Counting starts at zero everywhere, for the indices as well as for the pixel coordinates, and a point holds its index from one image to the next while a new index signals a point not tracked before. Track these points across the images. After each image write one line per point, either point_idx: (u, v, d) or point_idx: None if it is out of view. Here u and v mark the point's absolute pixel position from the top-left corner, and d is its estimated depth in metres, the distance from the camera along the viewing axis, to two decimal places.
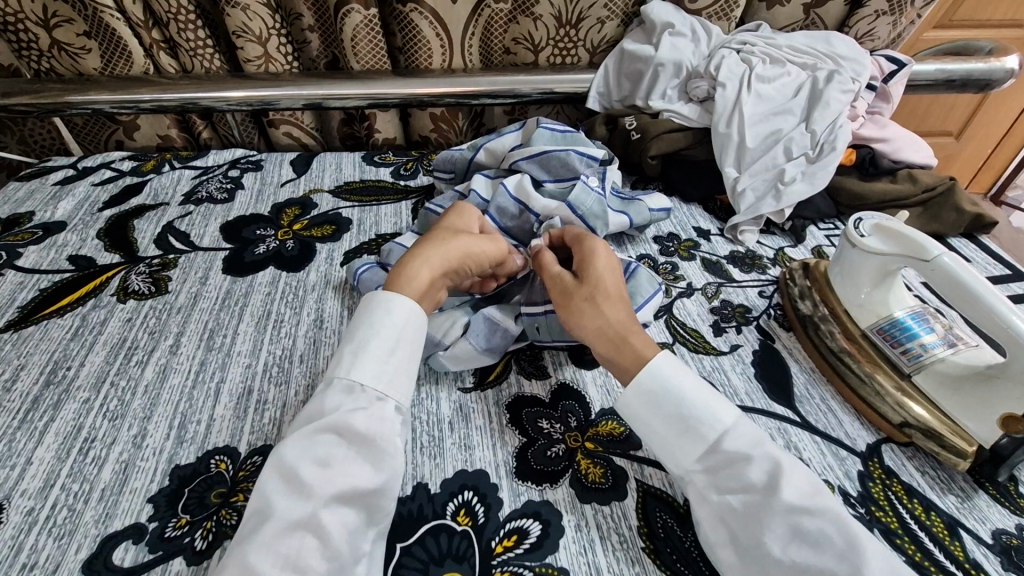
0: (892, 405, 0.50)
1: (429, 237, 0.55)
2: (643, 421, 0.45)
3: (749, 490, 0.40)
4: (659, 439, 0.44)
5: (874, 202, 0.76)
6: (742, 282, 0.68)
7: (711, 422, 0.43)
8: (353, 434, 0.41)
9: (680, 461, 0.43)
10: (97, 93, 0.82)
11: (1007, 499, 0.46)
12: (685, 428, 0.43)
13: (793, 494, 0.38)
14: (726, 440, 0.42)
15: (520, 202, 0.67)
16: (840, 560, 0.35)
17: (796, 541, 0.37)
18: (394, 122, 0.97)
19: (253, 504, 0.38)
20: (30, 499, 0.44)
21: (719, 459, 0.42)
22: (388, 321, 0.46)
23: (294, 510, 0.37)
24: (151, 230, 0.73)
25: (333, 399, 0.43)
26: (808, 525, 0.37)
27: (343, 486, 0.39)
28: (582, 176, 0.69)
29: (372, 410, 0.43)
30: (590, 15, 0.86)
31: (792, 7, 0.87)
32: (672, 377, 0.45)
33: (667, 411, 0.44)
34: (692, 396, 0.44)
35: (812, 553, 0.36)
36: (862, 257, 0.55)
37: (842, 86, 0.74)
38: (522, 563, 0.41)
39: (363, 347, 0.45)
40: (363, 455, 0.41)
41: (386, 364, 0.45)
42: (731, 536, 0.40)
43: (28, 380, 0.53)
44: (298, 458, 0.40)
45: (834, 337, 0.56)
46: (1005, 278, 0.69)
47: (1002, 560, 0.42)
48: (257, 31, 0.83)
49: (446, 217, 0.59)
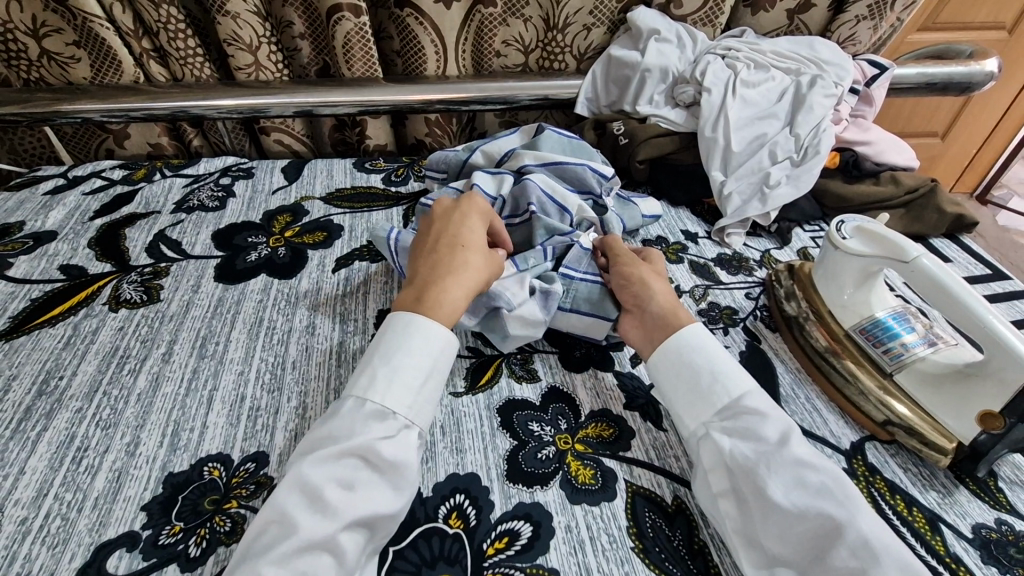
0: (876, 403, 0.51)
1: (461, 255, 0.54)
2: (668, 375, 0.49)
3: (760, 441, 0.43)
4: (681, 396, 0.48)
5: (858, 205, 0.77)
6: (729, 283, 0.69)
7: (732, 383, 0.47)
8: (378, 459, 0.42)
9: (698, 415, 0.47)
10: (87, 102, 0.82)
11: (986, 493, 0.48)
12: (708, 388, 0.47)
13: (802, 451, 0.42)
14: (746, 398, 0.46)
15: (556, 201, 0.67)
16: (839, 506, 0.38)
17: (798, 487, 0.40)
18: (385, 129, 0.98)
19: (271, 516, 0.38)
20: (24, 509, 0.44)
21: (736, 412, 0.45)
22: (426, 352, 0.47)
23: (315, 531, 0.38)
24: (143, 238, 0.73)
25: (363, 421, 0.43)
26: (812, 476, 0.40)
27: (367, 511, 0.39)
28: (599, 197, 0.71)
29: (399, 438, 0.44)
30: (576, 21, 0.88)
31: (776, 13, 0.88)
32: (704, 344, 0.49)
33: (698, 365, 0.48)
34: (722, 359, 0.48)
35: (812, 498, 0.39)
36: (845, 258, 0.57)
37: (825, 90, 0.76)
38: (512, 564, 0.42)
39: (398, 373, 0.46)
40: (386, 482, 0.42)
41: (418, 395, 0.46)
42: (733, 484, 0.43)
43: (19, 389, 0.53)
44: (320, 478, 0.40)
45: (817, 336, 0.57)
46: (986, 278, 0.71)
47: (981, 554, 0.43)
48: (248, 39, 0.84)
49: (465, 224, 0.58)
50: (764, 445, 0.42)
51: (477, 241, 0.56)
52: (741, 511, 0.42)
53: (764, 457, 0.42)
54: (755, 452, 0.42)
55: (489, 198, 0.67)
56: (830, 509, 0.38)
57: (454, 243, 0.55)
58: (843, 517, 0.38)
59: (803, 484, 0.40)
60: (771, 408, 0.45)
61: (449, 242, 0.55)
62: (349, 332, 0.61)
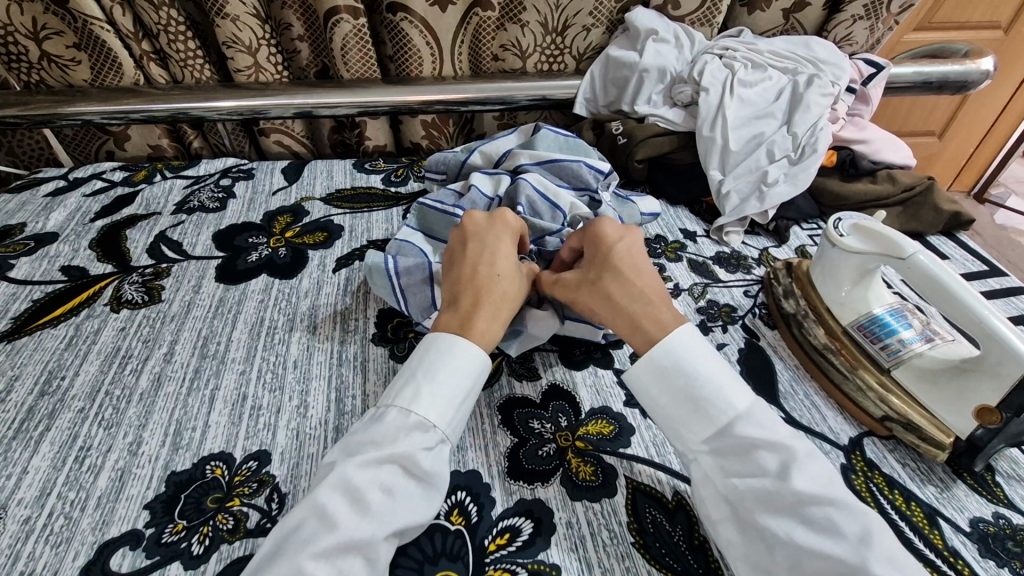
0: (875, 399, 0.52)
1: (500, 279, 0.53)
2: (657, 400, 0.47)
3: (762, 475, 0.41)
4: (673, 417, 0.46)
5: (855, 203, 0.78)
6: (727, 282, 0.69)
7: (726, 401, 0.44)
8: (418, 470, 0.41)
9: (695, 436, 0.45)
10: (88, 104, 0.82)
11: (983, 488, 0.48)
12: (702, 408, 0.44)
13: (805, 483, 0.39)
14: (739, 425, 0.43)
15: (547, 199, 0.67)
16: (846, 545, 0.36)
17: (802, 522, 0.38)
18: (384, 130, 0.98)
19: (304, 512, 0.39)
20: (27, 508, 0.45)
21: (730, 443, 0.43)
22: (471, 367, 0.47)
23: (357, 529, 0.38)
24: (143, 239, 0.74)
25: (404, 430, 0.43)
26: (816, 513, 0.38)
27: (403, 519, 0.40)
28: (595, 191, 0.71)
29: (436, 450, 0.43)
30: (575, 22, 0.88)
31: (772, 13, 0.89)
32: (685, 358, 0.46)
33: (679, 388, 0.46)
34: (709, 375, 0.45)
35: (815, 535, 0.37)
36: (842, 255, 0.57)
37: (822, 89, 0.76)
38: (514, 560, 0.42)
39: (443, 389, 0.45)
40: (422, 490, 0.42)
41: (457, 410, 0.46)
42: (731, 508, 0.42)
43: (22, 390, 0.54)
44: (364, 481, 0.40)
45: (816, 333, 0.58)
46: (983, 274, 0.71)
47: (979, 547, 0.44)
48: (247, 41, 0.84)
49: (502, 246, 0.55)
50: (766, 478, 0.40)
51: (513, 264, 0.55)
52: (742, 536, 0.40)
53: (762, 493, 0.40)
54: (754, 489, 0.40)
55: (486, 198, 0.68)
56: (837, 551, 0.36)
57: (495, 270, 0.53)
58: (852, 560, 0.35)
59: (807, 521, 0.38)
60: (771, 432, 0.42)
61: (489, 266, 0.53)
62: (350, 332, 0.61)
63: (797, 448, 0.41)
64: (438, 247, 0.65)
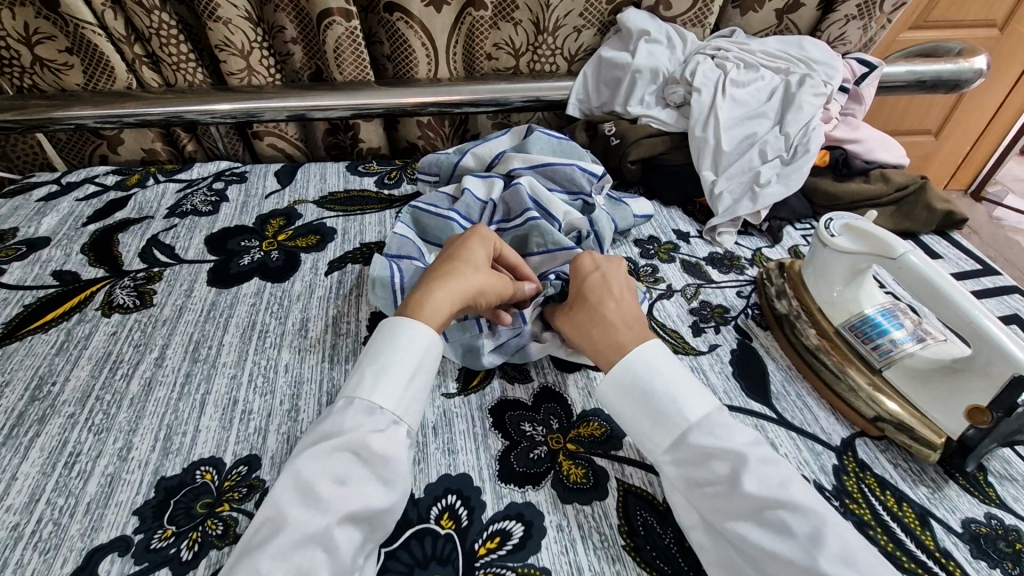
0: (867, 399, 0.51)
1: (456, 266, 0.53)
2: (620, 414, 0.47)
3: (714, 481, 0.41)
4: (634, 428, 0.47)
5: (848, 202, 0.78)
6: (720, 282, 0.69)
7: (681, 411, 0.45)
8: (369, 454, 0.42)
9: (655, 447, 0.45)
10: (81, 108, 0.82)
11: (976, 488, 0.48)
12: (661, 422, 0.45)
13: (757, 487, 0.39)
14: (693, 434, 0.43)
15: (540, 206, 0.67)
16: (797, 547, 0.37)
17: (759, 525, 0.38)
18: (378, 132, 0.98)
19: (266, 513, 0.39)
20: (16, 515, 0.45)
21: (687, 451, 0.43)
22: (410, 346, 0.47)
23: (309, 524, 0.38)
24: (135, 243, 0.73)
25: (352, 418, 0.44)
26: (771, 515, 0.38)
27: (356, 504, 0.39)
28: (587, 195, 0.70)
29: (388, 433, 0.44)
30: (567, 23, 0.88)
31: (765, 13, 0.89)
32: (646, 376, 0.46)
33: (640, 402, 0.46)
34: (669, 388, 0.46)
35: (773, 538, 0.37)
36: (833, 256, 0.57)
37: (814, 89, 0.76)
38: (504, 563, 0.42)
39: (387, 370, 0.46)
40: (377, 475, 0.41)
41: (405, 391, 0.46)
42: (701, 516, 0.42)
43: (12, 395, 0.54)
44: (314, 474, 0.40)
45: (808, 333, 0.58)
46: (976, 273, 0.71)
47: (971, 548, 0.43)
48: (239, 44, 0.84)
49: (469, 243, 0.56)
50: (718, 484, 0.41)
51: (477, 259, 0.55)
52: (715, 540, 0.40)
53: (719, 498, 0.40)
54: (712, 494, 0.41)
55: (479, 201, 0.68)
56: (789, 554, 0.36)
57: (452, 259, 0.54)
58: (803, 562, 0.36)
59: (764, 524, 0.38)
60: (724, 439, 0.43)
61: (449, 258, 0.54)
62: (342, 335, 0.61)
63: (746, 452, 0.42)
64: (431, 250, 0.65)
